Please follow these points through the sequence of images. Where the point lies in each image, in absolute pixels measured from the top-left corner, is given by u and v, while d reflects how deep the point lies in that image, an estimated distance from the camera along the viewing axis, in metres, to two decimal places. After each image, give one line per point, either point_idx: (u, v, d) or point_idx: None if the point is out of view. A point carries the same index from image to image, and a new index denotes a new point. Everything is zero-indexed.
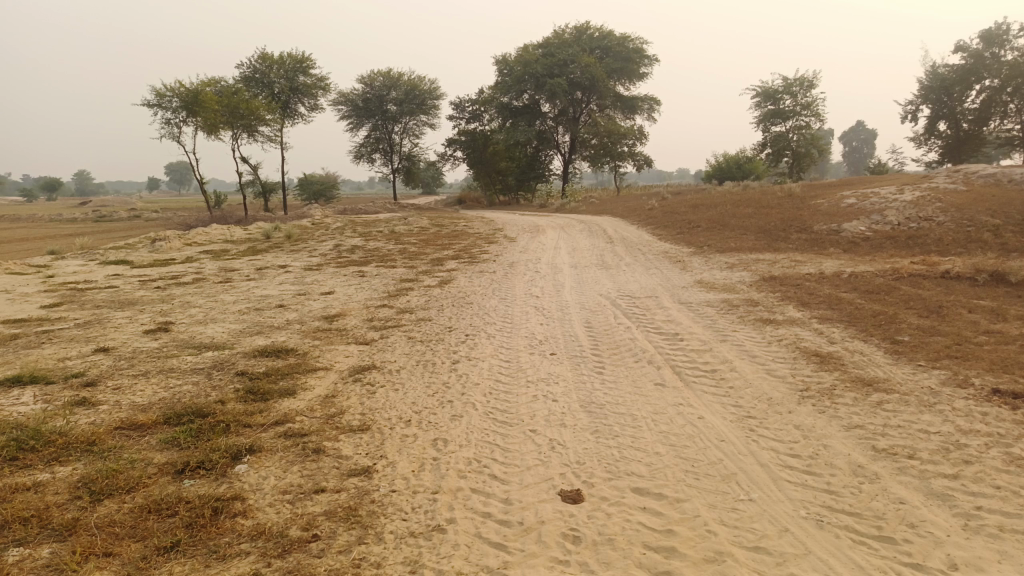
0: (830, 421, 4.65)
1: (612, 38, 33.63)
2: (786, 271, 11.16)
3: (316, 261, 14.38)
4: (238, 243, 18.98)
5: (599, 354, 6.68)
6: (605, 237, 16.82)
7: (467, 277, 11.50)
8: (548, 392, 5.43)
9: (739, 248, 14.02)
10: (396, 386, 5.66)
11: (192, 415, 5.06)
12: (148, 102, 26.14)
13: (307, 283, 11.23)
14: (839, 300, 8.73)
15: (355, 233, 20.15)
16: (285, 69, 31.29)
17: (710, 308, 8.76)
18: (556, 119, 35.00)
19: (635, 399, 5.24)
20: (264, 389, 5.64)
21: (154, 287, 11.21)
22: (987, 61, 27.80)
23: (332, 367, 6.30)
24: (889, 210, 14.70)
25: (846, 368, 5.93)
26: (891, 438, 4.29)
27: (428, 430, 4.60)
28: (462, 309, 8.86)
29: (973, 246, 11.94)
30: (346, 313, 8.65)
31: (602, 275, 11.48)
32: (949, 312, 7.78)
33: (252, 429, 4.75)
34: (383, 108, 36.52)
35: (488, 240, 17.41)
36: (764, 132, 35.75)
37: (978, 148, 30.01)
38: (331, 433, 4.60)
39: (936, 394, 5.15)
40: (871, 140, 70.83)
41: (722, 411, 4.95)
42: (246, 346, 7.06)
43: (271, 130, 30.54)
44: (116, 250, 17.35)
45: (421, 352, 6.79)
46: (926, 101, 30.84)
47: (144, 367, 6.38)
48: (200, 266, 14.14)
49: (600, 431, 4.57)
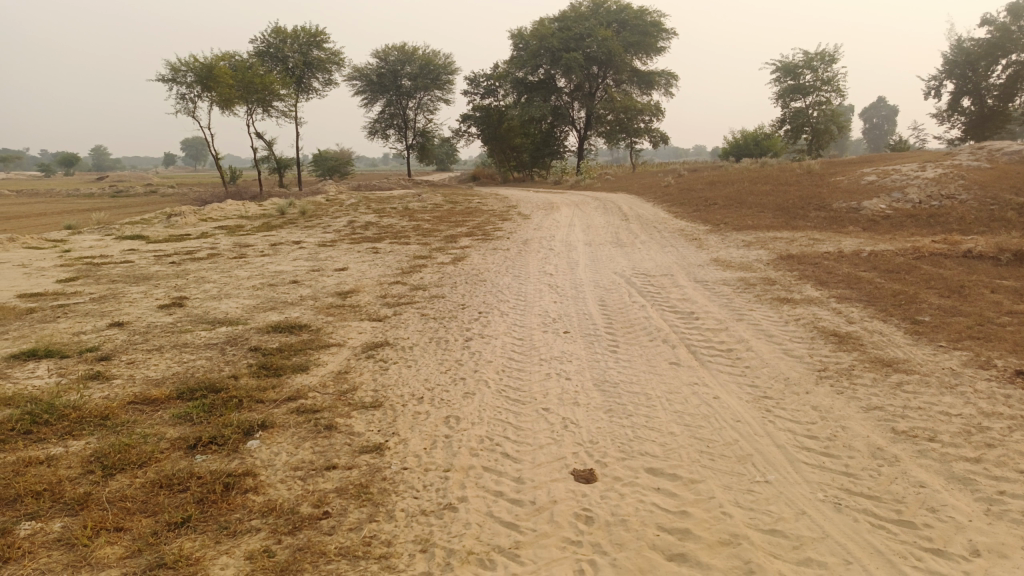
0: (848, 403, 4.57)
1: (630, 11, 33.10)
2: (803, 250, 11.00)
3: (330, 237, 14.35)
4: (252, 218, 18.99)
5: (613, 332, 6.62)
6: (621, 215, 16.69)
7: (481, 254, 11.44)
8: (561, 370, 5.39)
9: (756, 226, 13.84)
10: (409, 363, 5.64)
11: (205, 390, 5.07)
12: (162, 76, 26.06)
13: (320, 259, 11.21)
14: (858, 279, 8.60)
15: (369, 208, 20.10)
16: (298, 43, 31.13)
17: (726, 287, 8.65)
18: (572, 95, 34.62)
19: (649, 378, 5.18)
20: (276, 364, 5.64)
21: (169, 262, 11.24)
22: (1014, 34, 27.11)
23: (344, 343, 6.28)
24: (910, 188, 14.44)
25: (865, 349, 5.83)
26: (912, 420, 4.20)
27: (440, 408, 4.58)
28: (476, 286, 8.81)
29: (996, 225, 11.71)
30: (360, 289, 8.62)
31: (617, 253, 11.38)
32: (971, 292, 7.63)
33: (264, 405, 4.75)
34: (397, 83, 36.28)
35: (502, 217, 17.30)
36: (783, 108, 35.18)
37: (1003, 125, 29.37)
38: (343, 409, 4.58)
39: (957, 375, 5.05)
40: (892, 117, 69.60)
41: (737, 391, 4.89)
42: (259, 322, 7.06)
43: (285, 105, 30.40)
44: (132, 225, 17.44)
45: (434, 329, 6.75)
46: (950, 76, 30.18)
47: (158, 342, 6.40)
48: (215, 241, 14.17)
49: (614, 410, 4.51)
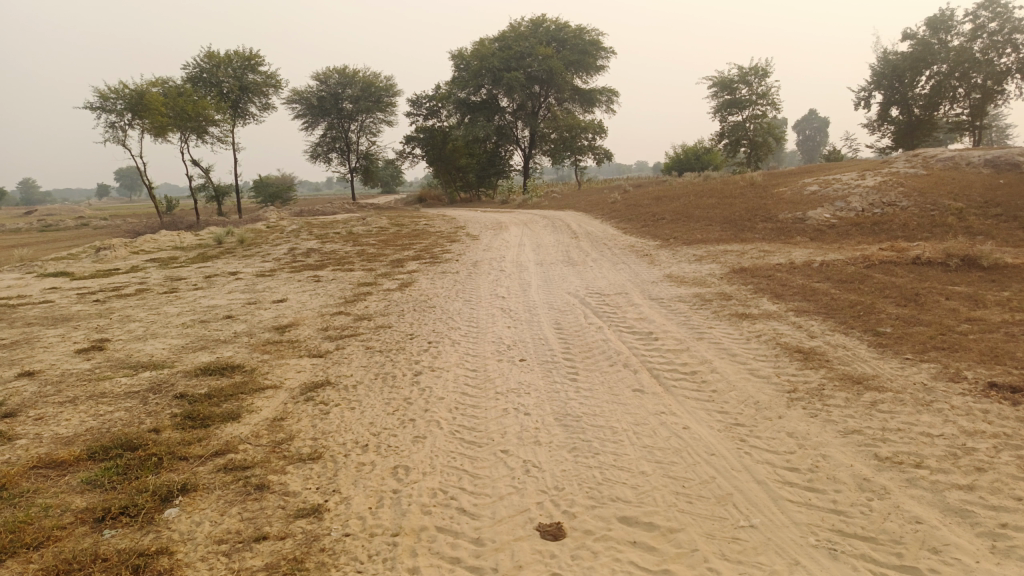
0: (825, 427, 4.29)
1: (568, 30, 33.38)
2: (755, 262, 10.89)
3: (269, 266, 13.70)
4: (187, 249, 18.14)
5: (571, 358, 6.27)
6: (570, 233, 16.48)
7: (429, 278, 11.02)
8: (519, 405, 4.98)
9: (705, 239, 13.77)
10: (352, 405, 5.15)
11: (121, 448, 4.50)
12: (90, 104, 24.92)
13: (257, 290, 10.59)
14: (814, 291, 8.47)
15: (311, 235, 19.46)
16: (233, 68, 30.30)
17: (682, 303, 8.42)
18: (515, 114, 34.57)
19: (613, 410, 4.82)
20: (204, 414, 5.09)
21: (93, 300, 10.46)
22: (934, 47, 28.18)
23: (281, 385, 5.76)
24: (852, 197, 14.61)
25: (832, 365, 5.60)
26: (895, 445, 3.93)
27: (388, 456, 4.13)
28: (424, 313, 8.37)
29: (939, 231, 11.85)
30: (299, 322, 8.08)
31: (569, 272, 11.11)
32: (926, 300, 7.55)
33: (188, 462, 4.22)
34: (338, 106, 35.66)
35: (450, 238, 16.91)
36: (721, 123, 35.81)
37: (930, 133, 30.36)
38: (277, 464, 4.09)
39: (930, 391, 4.83)
40: (823, 128, 71.92)
41: (708, 419, 4.56)
42: (188, 364, 6.48)
43: (220, 131, 29.47)
44: (57, 261, 16.39)
45: (380, 363, 6.28)
46: (878, 87, 31.20)
47: (71, 393, 5.76)
48: (145, 275, 13.37)
49: (578, 448, 4.14)
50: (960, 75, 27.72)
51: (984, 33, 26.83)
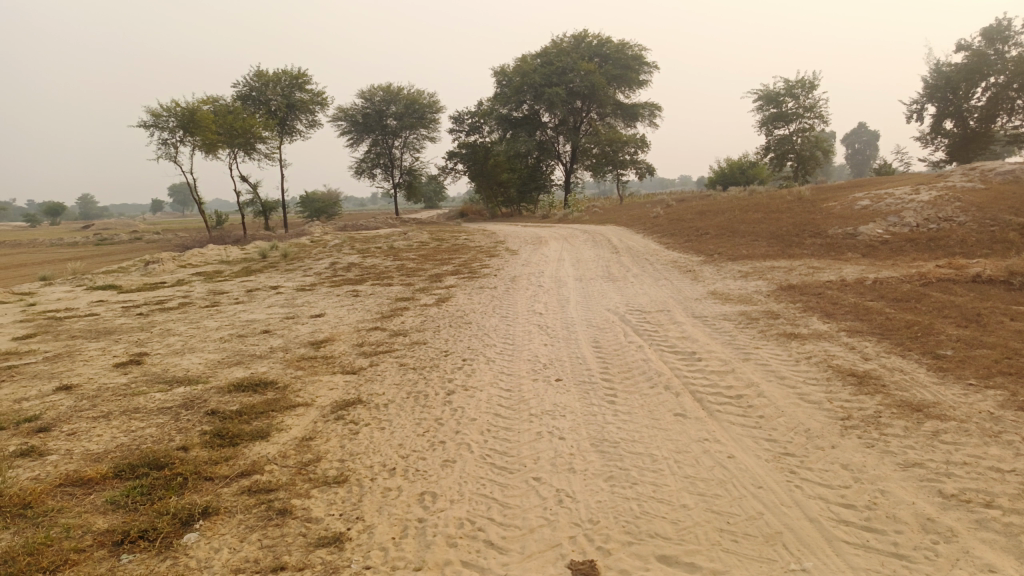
0: (882, 459, 3.99)
1: (610, 45, 33.15)
2: (804, 279, 10.49)
3: (310, 280, 13.77)
4: (232, 263, 18.39)
5: (609, 379, 6.03)
6: (612, 248, 16.23)
7: (467, 293, 10.89)
8: (554, 428, 4.79)
9: (751, 255, 13.38)
10: (382, 425, 5.02)
11: (148, 467, 4.43)
12: (143, 122, 25.57)
13: (296, 305, 10.59)
14: (868, 310, 8.07)
15: (353, 249, 19.58)
16: (281, 86, 30.92)
17: (727, 322, 8.11)
18: (556, 129, 34.44)
19: (653, 435, 4.58)
20: (233, 432, 5.01)
21: (137, 314, 10.58)
22: (991, 58, 27.24)
23: (312, 403, 5.65)
24: (906, 212, 14.03)
25: (888, 390, 5.26)
26: (961, 481, 3.62)
27: (414, 482, 3.97)
28: (460, 330, 8.22)
29: (1000, 247, 11.28)
30: (335, 338, 8.01)
31: (609, 288, 10.87)
32: (989, 321, 7.11)
33: (214, 483, 4.13)
34: (382, 122, 36.07)
35: (490, 253, 16.82)
36: (767, 136, 35.12)
37: (987, 146, 29.25)
38: (302, 487, 3.96)
39: (997, 420, 4.48)
40: (873, 142, 70.16)
41: (754, 448, 4.29)
42: (221, 380, 6.44)
43: (268, 147, 30.03)
44: (107, 274, 16.77)
45: (413, 382, 6.14)
46: (931, 100, 30.25)
47: (106, 408, 5.74)
48: (189, 289, 13.55)
49: (614, 477, 3.92)
50: (1019, 86, 26.70)
51: None
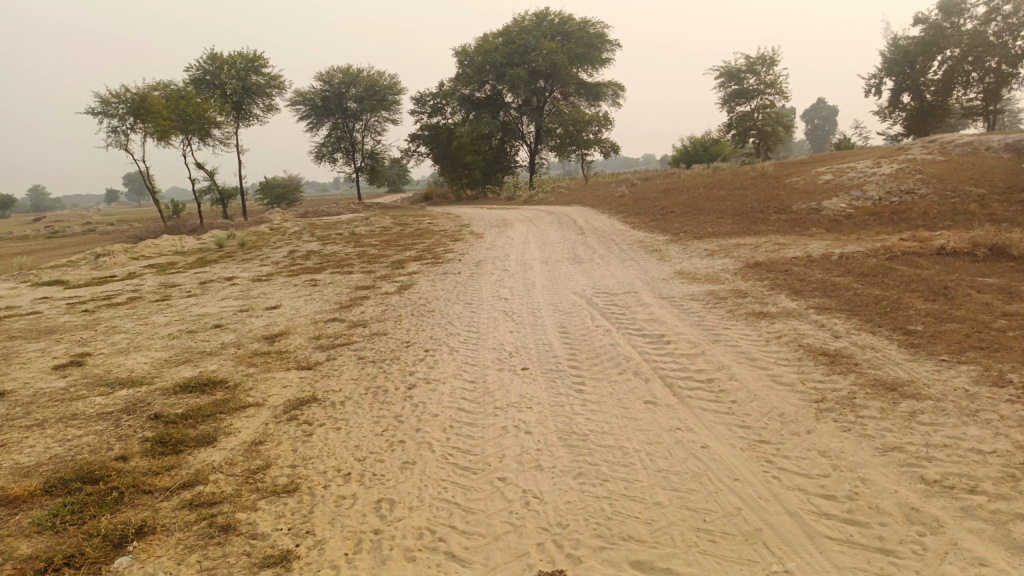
0: (860, 443, 3.83)
1: (572, 23, 32.69)
2: (770, 257, 10.38)
3: (267, 270, 13.34)
4: (188, 254, 17.79)
5: (576, 366, 5.81)
6: (577, 228, 16.03)
7: (430, 280, 10.61)
8: (520, 422, 4.55)
9: (717, 233, 13.27)
10: (338, 425, 4.73)
11: (82, 481, 4.07)
12: (92, 109, 24.54)
13: (252, 297, 10.18)
14: (835, 286, 7.97)
15: (313, 236, 19.10)
16: (236, 69, 29.94)
17: (695, 302, 7.95)
18: (519, 109, 34.15)
19: (623, 426, 4.36)
20: (177, 438, 4.68)
21: (82, 310, 10.05)
22: (946, 31, 27.46)
23: (264, 403, 5.34)
24: (868, 185, 14.06)
25: (860, 369, 5.12)
26: (942, 466, 3.47)
27: (370, 488, 3.71)
28: (422, 319, 7.92)
29: (962, 219, 11.31)
30: (290, 331, 7.66)
31: (575, 270, 10.68)
32: (957, 294, 7.04)
33: (154, 497, 3.81)
34: (342, 106, 35.22)
35: (454, 237, 16.51)
36: (729, 113, 35.14)
37: (943, 119, 29.64)
38: (248, 499, 3.68)
39: (973, 398, 4.35)
40: (833, 117, 70.90)
41: (728, 437, 4.10)
42: (167, 381, 6.06)
43: (223, 133, 29.12)
44: (55, 268, 16.09)
45: (372, 376, 5.84)
46: (889, 74, 30.50)
47: (40, 415, 5.34)
48: (141, 282, 13.00)
49: (584, 474, 3.70)
50: (974, 59, 26.97)
51: (998, 16, 26.10)
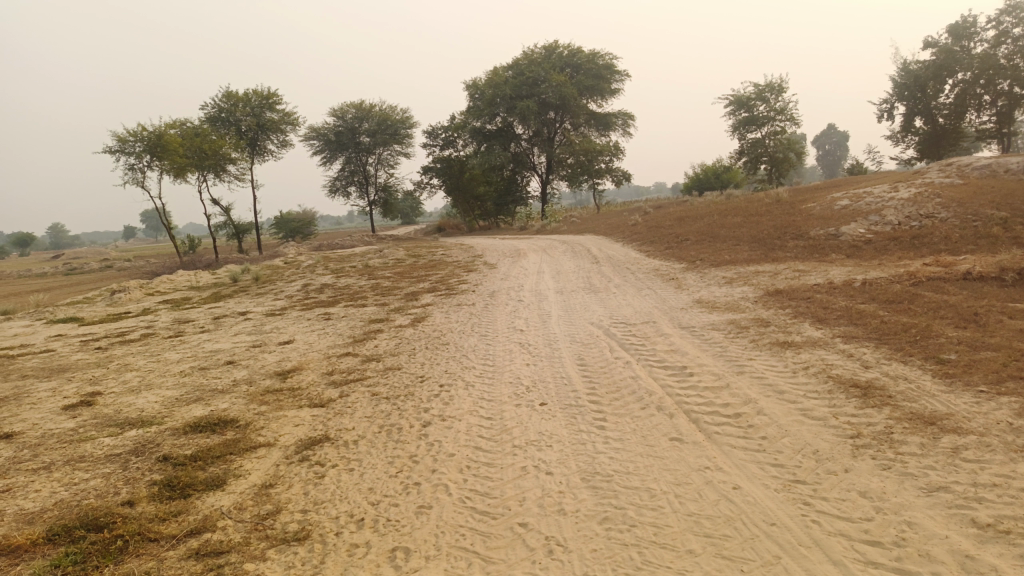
0: (903, 483, 3.60)
1: (581, 55, 32.93)
2: (791, 284, 10.17)
3: (280, 304, 13.27)
4: (203, 289, 17.80)
5: (597, 401, 5.61)
6: (591, 258, 15.91)
7: (444, 312, 10.48)
8: (540, 462, 4.35)
9: (734, 260, 13.09)
10: (351, 466, 4.55)
11: (86, 528, 3.90)
12: (109, 147, 24.85)
13: (265, 332, 10.07)
14: (861, 313, 7.75)
15: (327, 269, 19.08)
16: (251, 106, 30.28)
17: (716, 332, 7.76)
18: (531, 140, 34.31)
19: (650, 465, 4.16)
20: (185, 482, 4.52)
21: (95, 348, 9.98)
22: (957, 54, 27.37)
23: (275, 442, 5.18)
24: (887, 210, 13.85)
25: (896, 402, 4.90)
26: (994, 508, 3.23)
27: (385, 535, 3.53)
28: (436, 353, 7.76)
29: (985, 243, 11.07)
30: (303, 367, 7.52)
31: (591, 300, 10.52)
32: (988, 321, 6.79)
33: (160, 546, 3.65)
34: (356, 140, 35.51)
35: (468, 268, 16.42)
36: (740, 141, 35.09)
37: (957, 142, 29.43)
38: (257, 548, 3.51)
39: (1019, 431, 4.11)
40: (843, 142, 70.83)
41: (761, 476, 3.89)
42: (178, 420, 5.92)
43: (238, 169, 29.39)
44: (71, 305, 16.13)
45: (386, 413, 5.67)
46: (900, 99, 30.41)
47: (48, 458, 5.20)
48: (154, 318, 12.95)
49: (610, 518, 3.50)
50: (986, 82, 26.84)
51: (1009, 39, 26.05)
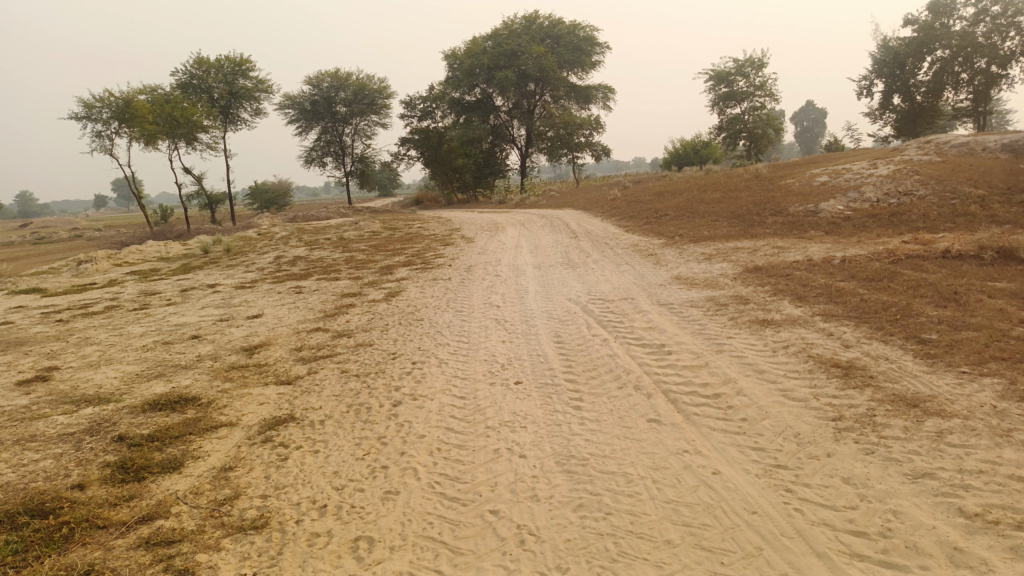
0: (887, 469, 3.48)
1: (562, 26, 32.38)
2: (770, 260, 10.07)
3: (251, 276, 12.92)
4: (173, 260, 17.34)
5: (574, 380, 5.45)
6: (570, 232, 15.67)
7: (419, 286, 10.25)
8: (513, 444, 4.19)
9: (714, 236, 12.97)
10: (316, 448, 4.36)
11: (30, 514, 3.65)
12: (75, 114, 24.04)
13: (233, 305, 9.76)
14: (841, 291, 7.65)
15: (301, 242, 18.68)
16: (223, 73, 29.49)
17: (695, 309, 7.63)
18: (510, 112, 33.87)
19: (627, 449, 4.01)
20: (141, 464, 4.29)
21: (55, 321, 9.60)
22: (937, 31, 27.23)
23: (237, 422, 4.95)
24: (866, 187, 13.78)
25: (878, 383, 4.78)
26: (981, 496, 3.13)
27: (348, 523, 3.35)
28: (409, 328, 7.54)
29: (962, 221, 11.04)
30: (271, 342, 7.27)
31: (569, 275, 10.35)
32: (968, 300, 6.72)
33: (110, 534, 3.43)
34: (332, 109, 34.78)
35: (444, 241, 16.15)
36: (719, 115, 34.89)
37: (934, 120, 29.47)
38: (211, 537, 3.31)
39: (1003, 415, 4.01)
40: (821, 120, 70.93)
41: (742, 461, 3.76)
42: (137, 398, 5.66)
43: (211, 137, 28.63)
44: (34, 276, 15.62)
45: (354, 392, 5.46)
46: (880, 75, 30.32)
47: None
48: (120, 290, 12.54)
49: (585, 506, 3.35)
50: (964, 60, 26.79)
51: (987, 17, 25.99)
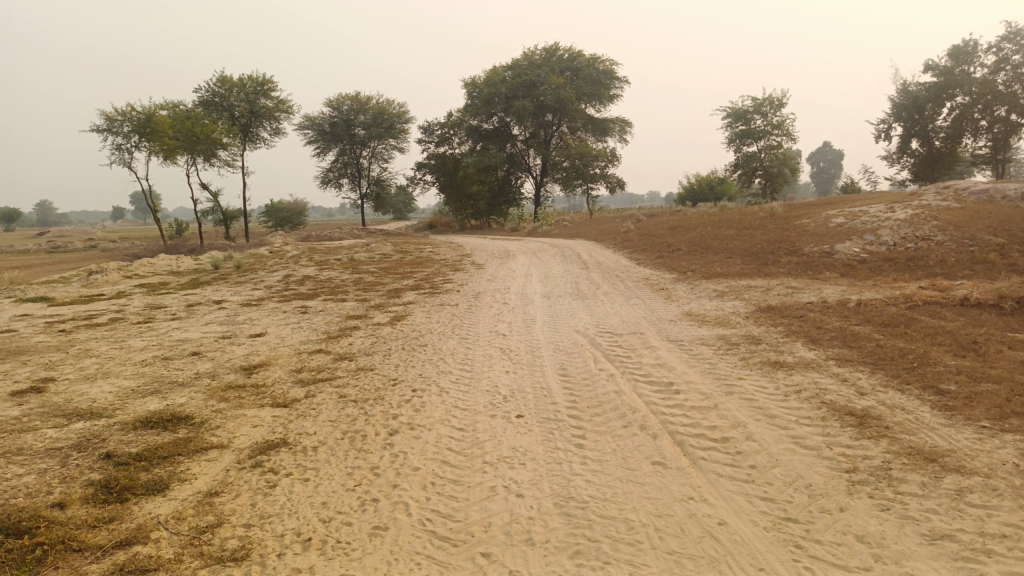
0: (903, 528, 3.29)
1: (581, 59, 32.63)
2: (783, 300, 9.90)
3: (258, 294, 12.85)
4: (183, 275, 17.33)
5: (577, 416, 5.27)
6: (581, 263, 15.57)
7: (425, 311, 10.13)
8: (511, 482, 4.02)
9: (726, 273, 12.82)
10: (306, 476, 4.20)
11: (4, 533, 3.51)
12: (97, 126, 24.31)
13: (237, 322, 9.66)
14: (856, 335, 7.46)
15: (311, 261, 18.66)
16: (245, 92, 29.82)
17: (705, 347, 7.45)
18: (527, 142, 33.98)
19: (630, 492, 3.84)
20: (125, 484, 4.15)
21: (58, 331, 9.52)
22: (957, 77, 27.24)
23: (228, 445, 4.80)
24: (882, 230, 13.61)
25: (894, 434, 4.59)
26: (1005, 564, 2.94)
27: (332, 560, 3.19)
28: (412, 354, 7.41)
29: (981, 268, 10.84)
30: (271, 362, 7.15)
31: (578, 307, 10.21)
32: (987, 350, 6.53)
33: (84, 558, 3.28)
34: (350, 132, 35.07)
35: (455, 267, 16.07)
36: (736, 153, 34.89)
37: (952, 166, 29.31)
38: (188, 568, 3.15)
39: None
40: (837, 162, 70.95)
41: (749, 511, 3.57)
42: (129, 414, 5.53)
43: (229, 154, 28.86)
44: (45, 284, 15.63)
45: (351, 418, 5.31)
46: (898, 119, 30.27)
47: None
48: (126, 302, 12.49)
49: (582, 553, 3.18)
50: (983, 107, 26.73)
51: (1008, 66, 26.02)
